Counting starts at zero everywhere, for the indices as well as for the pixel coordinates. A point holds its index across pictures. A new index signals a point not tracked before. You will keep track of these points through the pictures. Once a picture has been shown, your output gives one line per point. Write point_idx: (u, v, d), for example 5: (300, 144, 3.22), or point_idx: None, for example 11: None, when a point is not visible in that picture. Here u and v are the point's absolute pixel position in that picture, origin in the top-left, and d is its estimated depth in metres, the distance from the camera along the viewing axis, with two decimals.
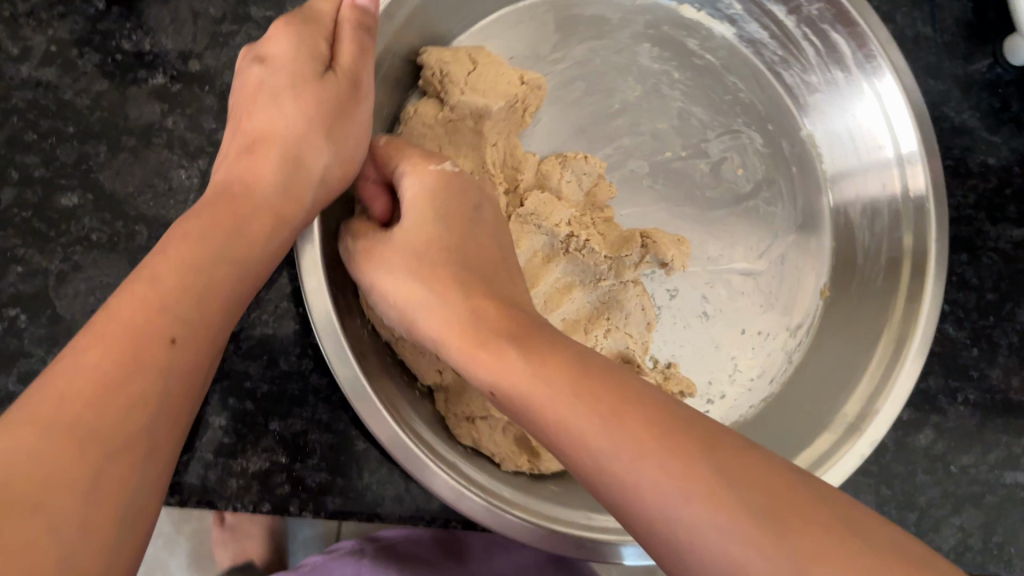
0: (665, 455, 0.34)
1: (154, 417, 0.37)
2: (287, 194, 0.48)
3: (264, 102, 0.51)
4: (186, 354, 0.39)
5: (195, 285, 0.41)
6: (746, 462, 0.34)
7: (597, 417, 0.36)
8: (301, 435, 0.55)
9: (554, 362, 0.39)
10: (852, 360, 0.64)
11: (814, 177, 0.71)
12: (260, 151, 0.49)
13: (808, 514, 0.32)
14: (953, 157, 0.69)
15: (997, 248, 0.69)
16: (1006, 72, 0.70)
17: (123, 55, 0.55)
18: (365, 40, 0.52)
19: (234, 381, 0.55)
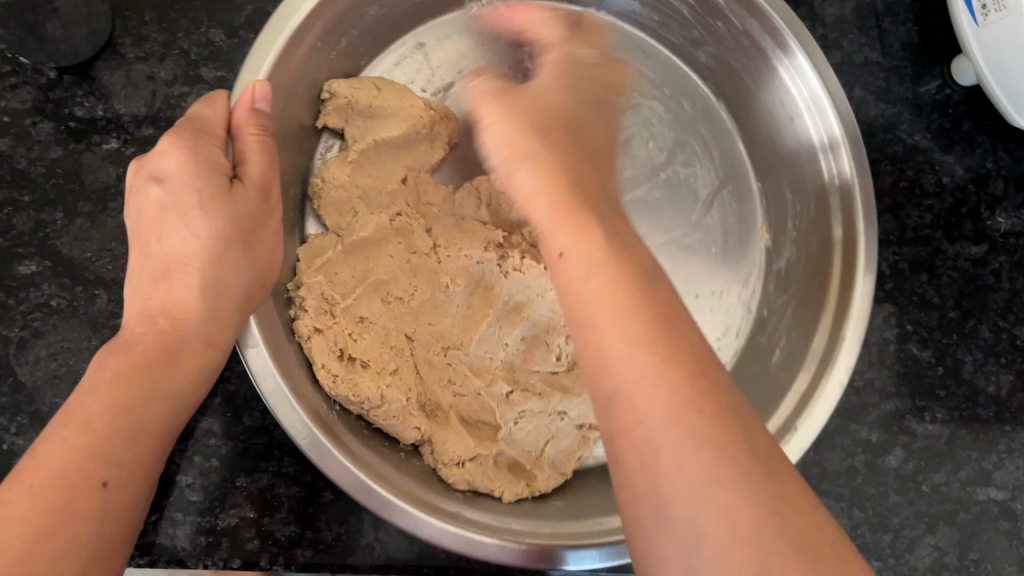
0: (699, 441, 0.33)
1: (88, 561, 0.35)
2: (212, 321, 0.44)
3: (168, 224, 0.44)
4: (120, 496, 0.38)
5: (129, 422, 0.39)
6: (738, 435, 0.34)
7: (626, 337, 0.37)
8: (269, 489, 0.55)
9: (626, 297, 0.38)
10: (800, 311, 0.65)
11: (723, 127, 0.75)
12: (178, 284, 0.44)
13: (768, 488, 0.32)
14: (908, 177, 0.70)
15: (956, 265, 0.69)
16: (954, 92, 0.71)
17: (76, 122, 0.55)
18: (269, 144, 0.50)
19: (199, 439, 0.55)
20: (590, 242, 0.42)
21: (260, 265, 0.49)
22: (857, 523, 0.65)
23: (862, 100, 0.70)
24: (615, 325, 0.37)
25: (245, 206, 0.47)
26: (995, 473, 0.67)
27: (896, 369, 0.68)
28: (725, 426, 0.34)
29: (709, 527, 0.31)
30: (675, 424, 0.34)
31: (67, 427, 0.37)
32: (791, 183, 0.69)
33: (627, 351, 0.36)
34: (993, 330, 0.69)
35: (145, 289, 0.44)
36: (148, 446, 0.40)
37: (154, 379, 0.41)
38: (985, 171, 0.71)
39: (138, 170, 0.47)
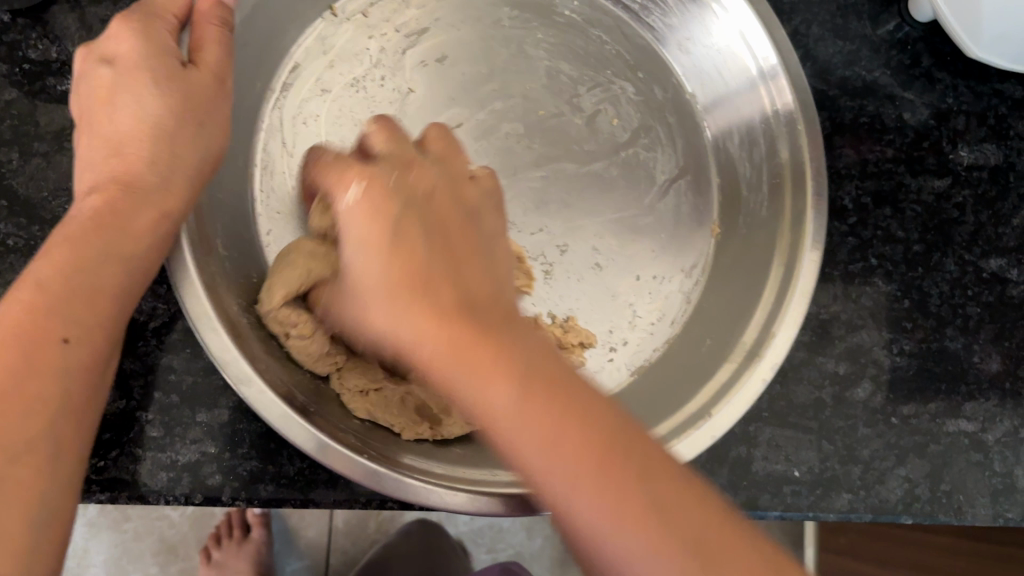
0: (580, 466, 0.36)
1: (58, 410, 0.39)
2: (167, 189, 0.48)
3: (121, 101, 0.49)
4: (81, 355, 0.41)
5: (83, 286, 0.42)
6: (567, 397, 0.38)
7: (436, 339, 0.39)
8: (229, 424, 0.55)
9: (454, 324, 0.39)
10: (750, 285, 0.65)
11: (692, 116, 0.74)
12: (128, 155, 0.48)
13: (640, 493, 0.36)
14: (868, 114, 0.70)
15: (919, 200, 0.69)
16: (913, 30, 0.71)
17: (31, 64, 0.56)
18: (224, 35, 0.54)
19: (159, 375, 0.55)
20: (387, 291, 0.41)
21: (217, 141, 0.52)
22: (827, 456, 0.64)
23: (819, 38, 0.70)
24: (430, 345, 0.39)
25: (197, 88, 0.51)
26: (964, 405, 0.67)
27: (862, 302, 0.67)
28: (564, 394, 0.38)
29: (594, 526, 0.35)
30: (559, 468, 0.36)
31: (24, 293, 0.41)
32: (749, 156, 0.70)
33: (502, 407, 0.37)
34: (958, 263, 0.69)
35: (101, 164, 0.48)
36: (103, 308, 0.43)
37: (105, 246, 0.44)
38: (946, 107, 0.71)
39: (90, 54, 0.50)
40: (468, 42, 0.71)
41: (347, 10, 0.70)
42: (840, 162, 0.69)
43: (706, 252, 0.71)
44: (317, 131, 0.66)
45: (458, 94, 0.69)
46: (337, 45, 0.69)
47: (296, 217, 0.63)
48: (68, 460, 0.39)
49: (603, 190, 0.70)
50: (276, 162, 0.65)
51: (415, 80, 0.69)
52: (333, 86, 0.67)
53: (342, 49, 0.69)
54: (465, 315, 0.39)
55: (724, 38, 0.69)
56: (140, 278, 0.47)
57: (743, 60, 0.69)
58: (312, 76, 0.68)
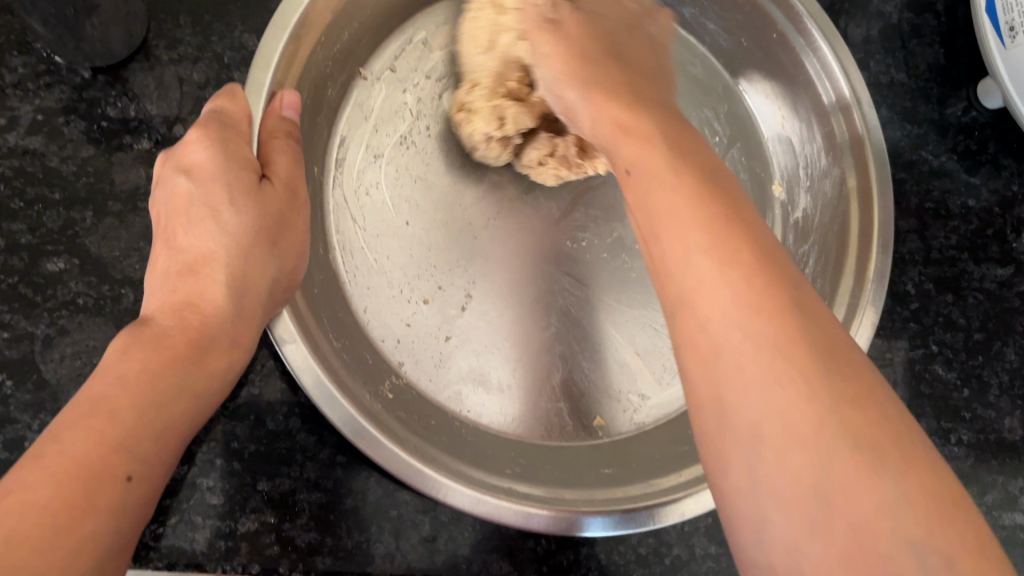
0: (820, 422, 0.32)
1: (106, 556, 0.35)
2: (239, 318, 0.47)
3: (196, 218, 0.48)
4: (137, 496, 0.37)
5: (154, 420, 0.39)
6: (798, 331, 0.35)
7: (724, 270, 0.37)
8: (289, 494, 0.55)
9: (732, 258, 0.37)
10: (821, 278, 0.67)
11: (756, 143, 0.75)
12: (203, 274, 0.47)
13: (817, 449, 0.32)
14: (933, 199, 0.70)
15: (982, 287, 0.69)
16: (981, 115, 0.70)
17: (108, 121, 0.55)
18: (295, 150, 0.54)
19: (221, 442, 0.54)
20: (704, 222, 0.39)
21: (285, 260, 0.53)
22: None
23: (888, 120, 0.70)
24: (706, 274, 0.37)
25: (269, 203, 0.52)
26: (1020, 498, 0.65)
27: (921, 389, 0.67)
28: (802, 325, 0.35)
29: (778, 494, 0.32)
30: (785, 417, 0.33)
31: (97, 419, 0.37)
32: (813, 176, 0.71)
33: (728, 369, 0.35)
34: (1019, 352, 0.68)
35: (167, 280, 0.47)
36: (168, 439, 0.40)
37: (183, 376, 0.42)
38: (1011, 194, 0.70)
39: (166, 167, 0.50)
40: None
41: (376, 70, 0.70)
42: (904, 247, 0.69)
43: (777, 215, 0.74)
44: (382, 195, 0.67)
45: None
46: (375, 107, 0.69)
47: (385, 286, 0.65)
48: None
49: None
50: (352, 240, 0.66)
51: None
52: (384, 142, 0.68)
53: (382, 110, 0.69)
54: (743, 248, 0.38)
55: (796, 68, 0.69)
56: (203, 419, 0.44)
57: (809, 87, 0.68)
58: (359, 143, 0.68)
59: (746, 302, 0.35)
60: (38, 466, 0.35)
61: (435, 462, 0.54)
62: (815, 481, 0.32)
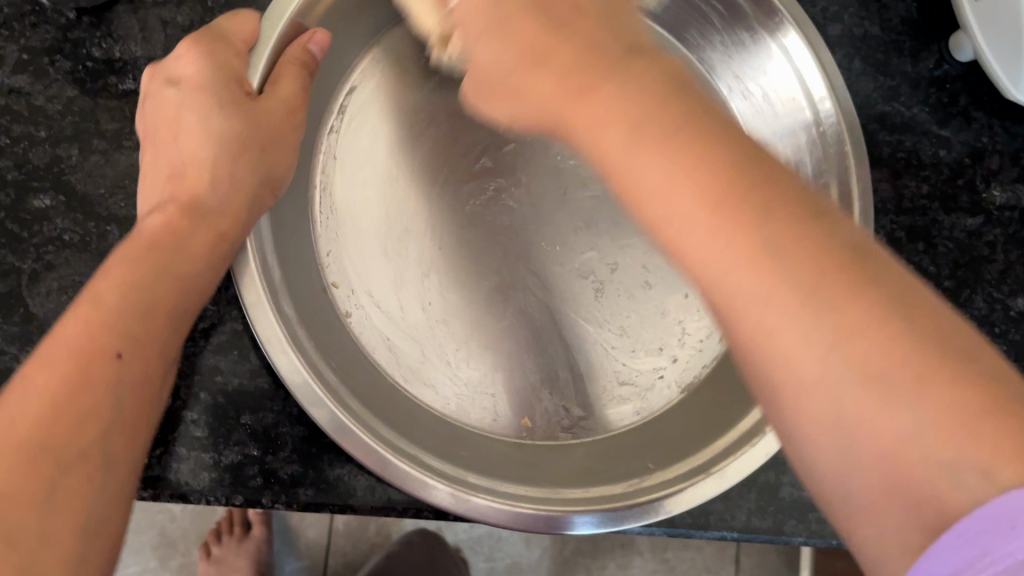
0: (811, 297, 0.29)
1: (110, 422, 0.37)
2: (224, 211, 0.50)
3: (186, 123, 0.50)
4: (133, 369, 0.40)
5: (140, 302, 0.42)
6: (757, 196, 0.31)
7: (665, 152, 0.33)
8: (272, 427, 0.56)
9: (679, 141, 0.33)
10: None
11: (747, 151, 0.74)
12: (189, 178, 0.49)
13: (839, 305, 0.28)
14: (905, 149, 0.71)
15: (952, 237, 0.70)
16: (952, 68, 0.72)
17: (94, 62, 0.56)
18: (304, 77, 0.55)
19: (206, 376, 0.56)
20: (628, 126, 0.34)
21: (274, 170, 0.55)
22: None
23: (860, 72, 0.71)
24: (648, 160, 0.33)
25: (266, 119, 0.53)
26: None
27: None
28: (760, 194, 0.31)
29: (828, 390, 0.28)
30: (792, 294, 0.29)
31: (85, 308, 0.40)
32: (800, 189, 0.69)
33: (710, 266, 0.31)
34: (986, 300, 0.70)
35: (161, 185, 0.50)
36: (156, 324, 0.42)
37: (163, 267, 0.44)
38: (981, 146, 0.72)
39: (158, 75, 0.52)
40: None
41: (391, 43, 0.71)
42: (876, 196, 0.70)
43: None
44: (370, 150, 0.69)
45: None
46: (382, 79, 0.71)
47: (354, 247, 0.66)
48: (119, 471, 0.37)
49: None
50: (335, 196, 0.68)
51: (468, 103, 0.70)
52: (382, 117, 0.70)
53: (391, 86, 0.70)
54: (687, 126, 0.33)
55: (777, 71, 0.67)
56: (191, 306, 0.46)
57: (793, 91, 0.67)
58: (368, 96, 0.70)
59: (697, 185, 0.31)
60: (38, 360, 0.37)
61: (397, 448, 0.54)
62: (852, 337, 0.28)
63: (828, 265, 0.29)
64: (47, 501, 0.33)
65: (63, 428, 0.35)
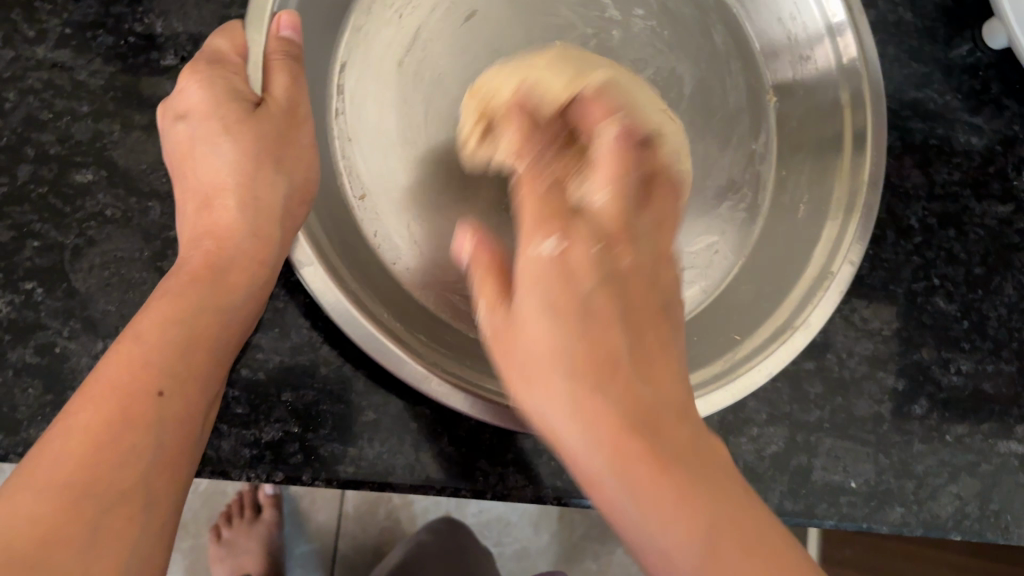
0: (666, 482, 0.36)
1: (150, 461, 0.36)
2: (254, 237, 0.48)
3: (199, 155, 0.48)
4: (175, 407, 0.39)
5: (180, 335, 0.41)
6: (629, 385, 0.39)
7: (573, 386, 0.39)
8: (313, 405, 0.56)
9: (574, 364, 0.40)
10: (822, 176, 0.66)
11: (750, 60, 0.70)
12: (215, 211, 0.48)
13: (687, 492, 0.35)
14: (937, 136, 0.71)
15: (983, 224, 0.70)
16: (985, 55, 0.72)
17: (135, 38, 0.56)
18: (296, 68, 0.52)
19: (246, 354, 0.56)
20: (542, 342, 0.41)
21: (295, 177, 0.52)
22: (882, 469, 0.65)
23: (895, 59, 0.71)
24: (549, 390, 0.40)
25: (268, 125, 0.50)
26: (1017, 427, 0.67)
27: (923, 320, 0.68)
28: (619, 397, 0.39)
29: (655, 542, 0.35)
30: (616, 476, 0.37)
31: (123, 346, 0.39)
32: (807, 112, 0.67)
33: (605, 480, 0.37)
34: (1017, 287, 0.70)
35: (193, 219, 0.49)
36: (198, 359, 0.41)
37: (201, 298, 0.43)
38: (1012, 134, 0.72)
39: (168, 108, 0.50)
40: None
41: None
42: (909, 182, 0.70)
43: (773, 118, 0.69)
44: (380, 122, 0.62)
45: (499, 45, 0.65)
46: (373, 33, 0.63)
47: (390, 208, 0.61)
48: (161, 514, 0.36)
49: (673, 102, 0.68)
50: (357, 165, 0.61)
51: (459, 49, 0.64)
52: (386, 63, 0.63)
53: (386, 41, 0.63)
54: (590, 340, 0.41)
55: None
56: (231, 334, 0.45)
57: (804, 11, 0.66)
58: (361, 64, 0.62)
59: (604, 416, 0.38)
60: (85, 402, 0.37)
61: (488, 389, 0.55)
62: (710, 514, 0.35)
63: (673, 454, 0.37)
64: (88, 547, 0.32)
65: (102, 471, 0.34)
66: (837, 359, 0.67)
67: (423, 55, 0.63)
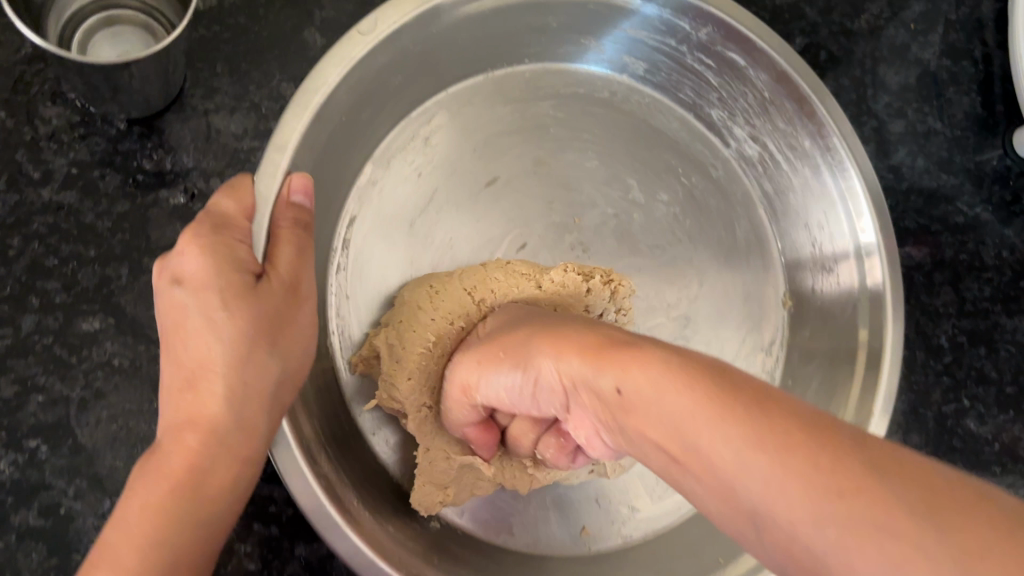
0: (878, 515, 0.25)
1: None
2: (241, 428, 0.42)
3: (192, 329, 0.41)
4: None
5: (162, 559, 0.37)
6: (793, 416, 0.29)
7: (767, 453, 0.28)
8: (327, 559, 0.54)
9: (726, 407, 0.31)
10: (832, 386, 0.60)
11: (765, 243, 0.67)
12: (201, 397, 0.41)
13: (930, 500, 0.25)
14: (967, 251, 0.69)
15: (1014, 341, 0.68)
16: (1015, 165, 0.70)
17: (145, 175, 0.54)
18: (304, 239, 0.47)
19: (258, 507, 0.53)
20: (673, 384, 0.33)
21: (291, 359, 0.46)
22: None
23: (923, 170, 0.69)
24: (728, 434, 0.30)
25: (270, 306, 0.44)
26: None
27: (953, 444, 0.66)
28: (817, 436, 0.28)
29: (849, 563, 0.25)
30: (844, 523, 0.25)
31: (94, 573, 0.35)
32: (825, 301, 0.63)
33: (810, 521, 0.26)
34: None
35: (170, 403, 0.41)
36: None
37: (184, 510, 0.38)
38: None
39: (163, 266, 0.42)
40: (527, 157, 0.63)
41: (395, 146, 0.61)
42: (938, 300, 0.68)
43: (782, 325, 0.66)
44: (383, 282, 0.59)
45: (517, 216, 0.61)
46: (388, 193, 0.60)
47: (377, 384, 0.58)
48: None
49: (684, 293, 0.63)
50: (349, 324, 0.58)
51: (472, 213, 0.61)
52: (397, 230, 0.60)
53: (399, 203, 0.60)
54: (739, 386, 0.32)
55: (818, 183, 0.62)
56: (218, 536, 0.41)
57: (835, 214, 0.61)
58: (371, 221, 0.60)
59: (783, 445, 0.28)
60: None
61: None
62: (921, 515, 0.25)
63: (863, 458, 0.27)
64: None
65: None
66: None
67: (434, 220, 0.60)
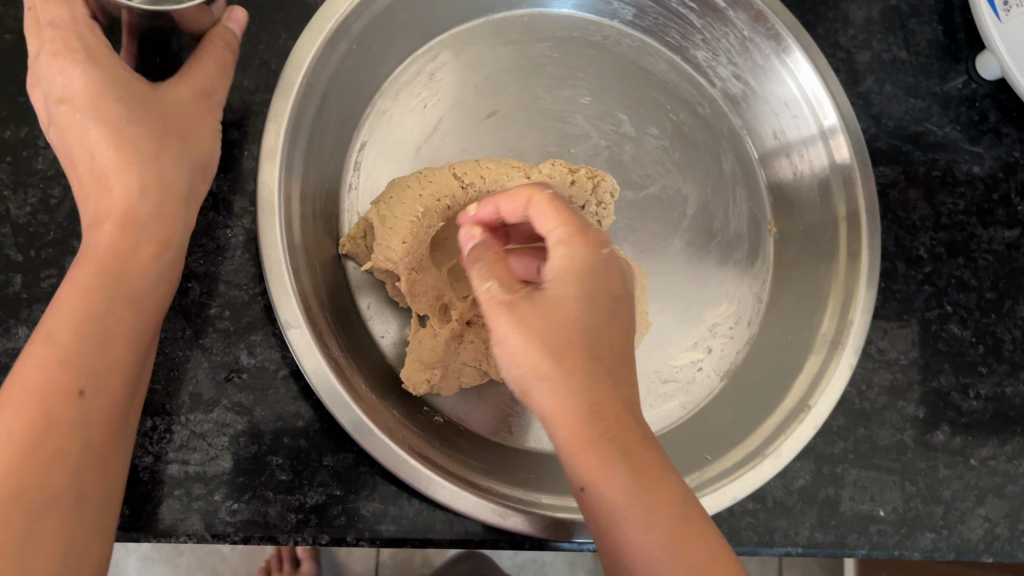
0: None
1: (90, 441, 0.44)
2: (159, 215, 0.50)
3: (85, 133, 0.49)
4: (93, 401, 0.44)
5: (97, 332, 0.45)
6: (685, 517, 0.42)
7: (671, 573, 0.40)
8: (353, 467, 0.58)
9: (657, 510, 0.41)
10: (812, 294, 0.66)
11: (748, 163, 0.73)
12: (112, 191, 0.49)
13: None
14: (940, 168, 0.73)
15: (991, 250, 0.72)
16: (981, 87, 0.74)
17: None
18: (223, 61, 0.57)
19: (287, 422, 0.58)
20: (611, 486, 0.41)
21: (195, 155, 0.54)
22: (910, 495, 0.66)
23: (892, 96, 0.74)
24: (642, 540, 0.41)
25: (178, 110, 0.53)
26: None
27: (939, 347, 0.70)
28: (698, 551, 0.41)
29: None
30: None
31: (40, 348, 0.44)
32: (805, 204, 0.69)
33: None
34: None
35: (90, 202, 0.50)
36: (113, 354, 0.46)
37: (115, 285, 0.47)
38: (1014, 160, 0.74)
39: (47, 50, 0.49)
40: (522, 92, 0.68)
41: (400, 83, 0.67)
42: (915, 214, 0.72)
43: (768, 253, 0.71)
44: None
45: (515, 143, 0.67)
46: (397, 127, 0.66)
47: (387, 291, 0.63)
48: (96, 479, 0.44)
49: (673, 220, 0.68)
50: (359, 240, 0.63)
51: (475, 140, 0.67)
52: (403, 157, 0.66)
53: (406, 134, 0.66)
54: (650, 462, 0.42)
55: (784, 92, 0.68)
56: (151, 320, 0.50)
57: (803, 114, 0.68)
58: (379, 150, 0.65)
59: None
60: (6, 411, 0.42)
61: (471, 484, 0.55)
62: None
63: None
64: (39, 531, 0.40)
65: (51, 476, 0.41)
66: (857, 391, 0.68)
67: (437, 150, 0.66)
